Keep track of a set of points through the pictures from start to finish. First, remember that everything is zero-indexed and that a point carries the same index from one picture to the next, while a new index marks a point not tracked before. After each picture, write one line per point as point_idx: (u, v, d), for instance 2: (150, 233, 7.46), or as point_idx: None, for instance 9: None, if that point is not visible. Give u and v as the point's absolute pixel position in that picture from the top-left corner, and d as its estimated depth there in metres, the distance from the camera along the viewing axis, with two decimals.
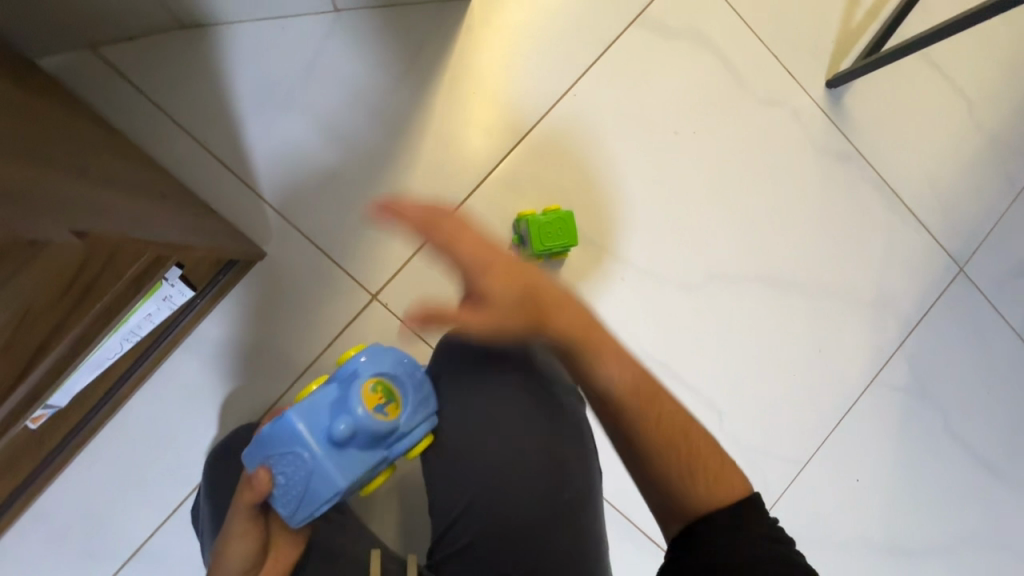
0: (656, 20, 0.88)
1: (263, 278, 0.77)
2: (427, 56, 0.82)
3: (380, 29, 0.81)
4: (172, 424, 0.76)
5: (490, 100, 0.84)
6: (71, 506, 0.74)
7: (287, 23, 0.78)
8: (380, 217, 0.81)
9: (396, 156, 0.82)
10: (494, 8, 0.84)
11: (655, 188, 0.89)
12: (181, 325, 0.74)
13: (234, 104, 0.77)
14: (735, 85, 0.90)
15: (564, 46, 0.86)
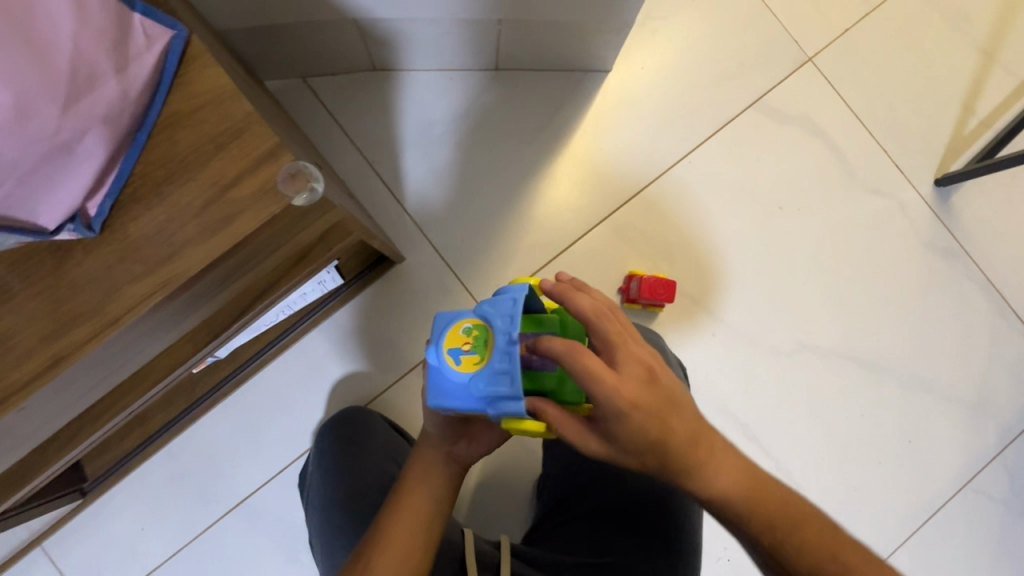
0: (773, 106, 0.96)
1: (396, 280, 0.88)
2: (564, 114, 0.95)
3: (528, 87, 0.95)
4: (298, 394, 0.86)
5: (612, 155, 0.95)
6: (201, 449, 0.84)
7: (455, 73, 0.93)
8: (503, 242, 0.92)
9: (523, 194, 0.93)
10: (629, 80, 0.96)
11: (756, 256, 0.94)
12: (323, 310, 0.85)
13: (400, 134, 0.92)
14: (842, 172, 0.96)
15: (686, 118, 0.96)
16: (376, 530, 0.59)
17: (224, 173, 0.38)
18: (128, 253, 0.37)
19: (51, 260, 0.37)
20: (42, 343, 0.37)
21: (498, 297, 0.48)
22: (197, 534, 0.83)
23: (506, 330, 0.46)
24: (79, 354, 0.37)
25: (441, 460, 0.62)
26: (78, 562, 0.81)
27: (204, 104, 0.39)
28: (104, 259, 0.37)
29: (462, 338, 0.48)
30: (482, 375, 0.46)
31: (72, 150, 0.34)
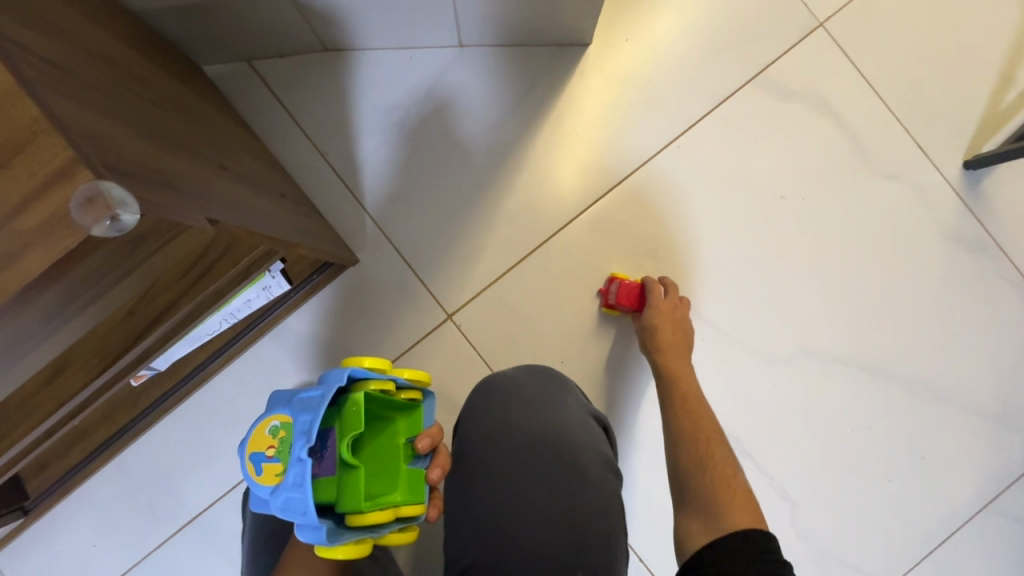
0: (777, 80, 0.85)
1: (352, 282, 0.82)
2: (536, 96, 0.85)
3: (498, 65, 0.85)
4: (252, 405, 0.81)
5: (592, 140, 0.85)
6: (153, 462, 0.80)
7: (416, 53, 0.84)
8: (470, 241, 0.84)
9: (491, 188, 0.84)
10: (611, 55, 0.85)
11: (754, 253, 0.84)
12: (273, 317, 0.79)
13: (355, 122, 0.84)
14: (856, 154, 0.85)
15: (676, 96, 0.85)
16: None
17: (3, 195, 0.27)
18: None
19: None
20: None
21: (311, 393, 0.39)
22: (151, 550, 0.80)
23: (305, 443, 0.37)
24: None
25: None
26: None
27: None
28: None
29: (265, 442, 0.37)
30: (280, 495, 0.37)
31: None
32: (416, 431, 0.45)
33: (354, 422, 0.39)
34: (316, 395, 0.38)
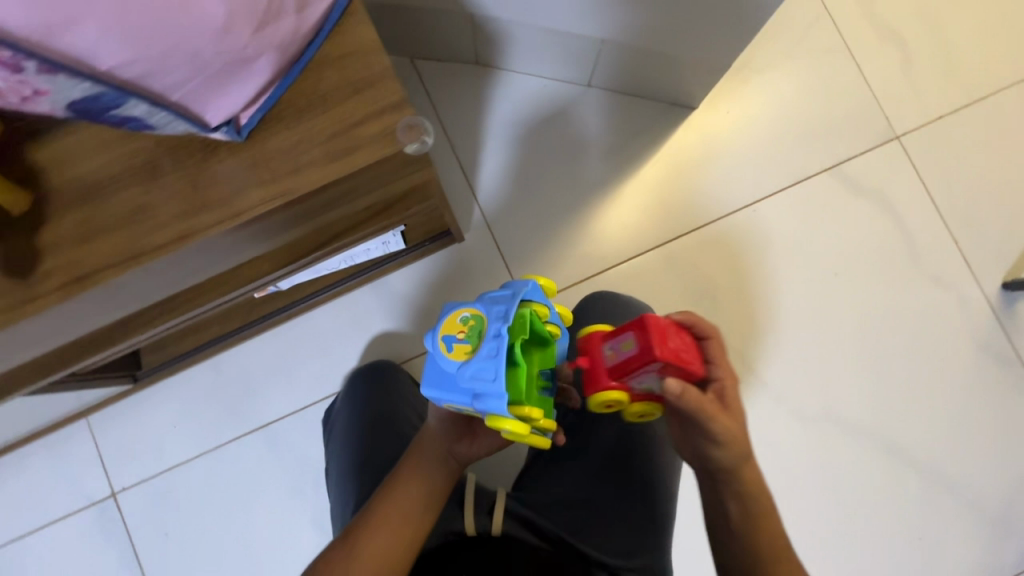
0: (850, 174, 0.97)
1: (451, 257, 0.94)
2: (642, 140, 0.99)
3: (614, 108, 0.99)
4: (341, 340, 0.92)
5: (680, 187, 0.98)
6: (244, 368, 0.91)
7: (549, 82, 0.99)
8: (559, 246, 0.96)
9: (587, 205, 0.97)
10: (711, 121, 0.99)
11: (801, 317, 0.94)
12: (379, 271, 0.90)
13: (485, 126, 0.98)
14: (908, 254, 0.95)
15: (759, 168, 0.98)
16: (356, 525, 0.55)
17: (350, 111, 0.39)
18: (251, 167, 0.39)
19: (188, 161, 0.39)
20: (147, 227, 0.38)
21: (498, 297, 0.53)
22: (223, 443, 0.91)
23: (497, 324, 0.50)
24: (174, 250, 0.38)
25: (434, 464, 0.58)
26: (115, 441, 0.90)
27: (353, 51, 0.40)
28: (226, 168, 0.39)
29: (458, 327, 0.51)
30: (472, 364, 0.49)
31: (244, 68, 0.35)
32: (548, 363, 0.55)
33: (523, 324, 0.51)
34: (498, 298, 0.53)
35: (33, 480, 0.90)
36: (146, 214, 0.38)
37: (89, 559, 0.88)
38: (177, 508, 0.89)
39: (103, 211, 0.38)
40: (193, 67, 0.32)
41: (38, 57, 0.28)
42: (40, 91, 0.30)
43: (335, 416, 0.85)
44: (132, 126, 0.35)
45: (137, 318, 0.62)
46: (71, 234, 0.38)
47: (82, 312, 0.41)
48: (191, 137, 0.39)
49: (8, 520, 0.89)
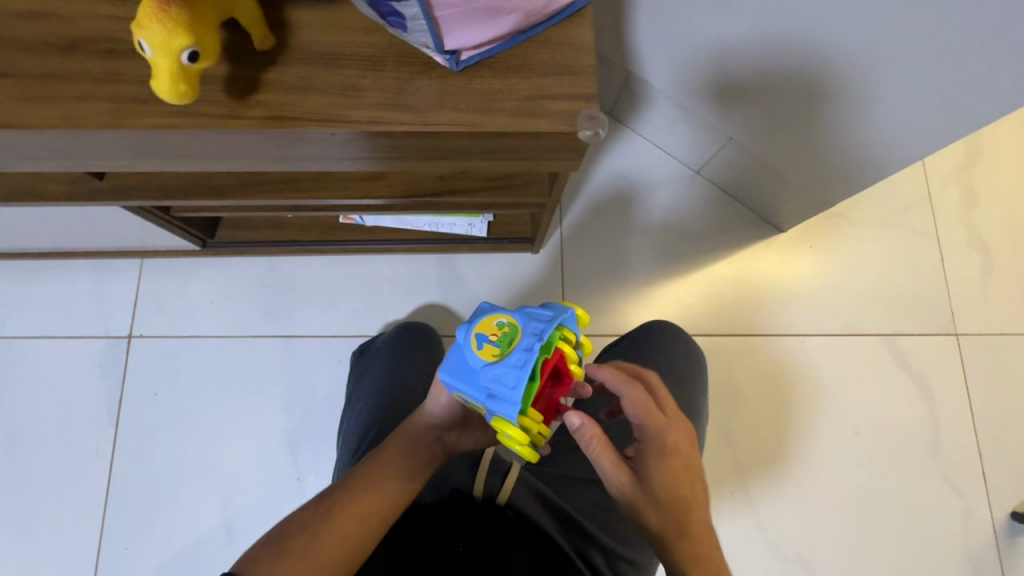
0: (902, 349, 1.00)
1: (518, 262, 0.99)
2: (726, 239, 1.04)
3: (712, 200, 1.06)
4: (390, 292, 0.96)
5: (743, 292, 1.02)
6: (296, 279, 0.95)
7: (665, 155, 1.06)
8: (615, 298, 1.00)
9: (654, 274, 1.02)
10: (794, 247, 1.04)
11: (809, 459, 0.95)
12: (453, 247, 0.95)
13: (595, 168, 1.05)
14: (930, 444, 0.96)
15: (821, 306, 1.02)
16: (331, 493, 0.54)
17: (547, 86, 0.45)
18: (451, 93, 0.45)
19: (407, 67, 0.45)
20: (352, 102, 0.44)
21: (538, 311, 0.49)
22: (244, 335, 0.94)
23: (534, 336, 0.47)
24: (360, 129, 0.44)
25: (428, 446, 0.58)
26: (154, 291, 0.94)
27: (569, 42, 0.46)
28: (431, 85, 0.45)
29: (492, 329, 0.47)
30: (497, 367, 0.46)
31: (493, 16, 0.42)
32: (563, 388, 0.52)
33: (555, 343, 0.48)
34: (541, 312, 0.48)
35: (70, 293, 0.94)
36: (356, 93, 0.44)
37: (79, 386, 0.91)
38: (177, 374, 0.92)
39: (325, 76, 0.44)
40: None
41: None
42: None
43: (373, 351, 0.89)
44: (392, 21, 0.42)
45: (257, 184, 0.68)
46: (290, 82, 0.44)
47: (256, 149, 0.46)
48: (417, 51, 0.45)
49: (31, 316, 0.93)
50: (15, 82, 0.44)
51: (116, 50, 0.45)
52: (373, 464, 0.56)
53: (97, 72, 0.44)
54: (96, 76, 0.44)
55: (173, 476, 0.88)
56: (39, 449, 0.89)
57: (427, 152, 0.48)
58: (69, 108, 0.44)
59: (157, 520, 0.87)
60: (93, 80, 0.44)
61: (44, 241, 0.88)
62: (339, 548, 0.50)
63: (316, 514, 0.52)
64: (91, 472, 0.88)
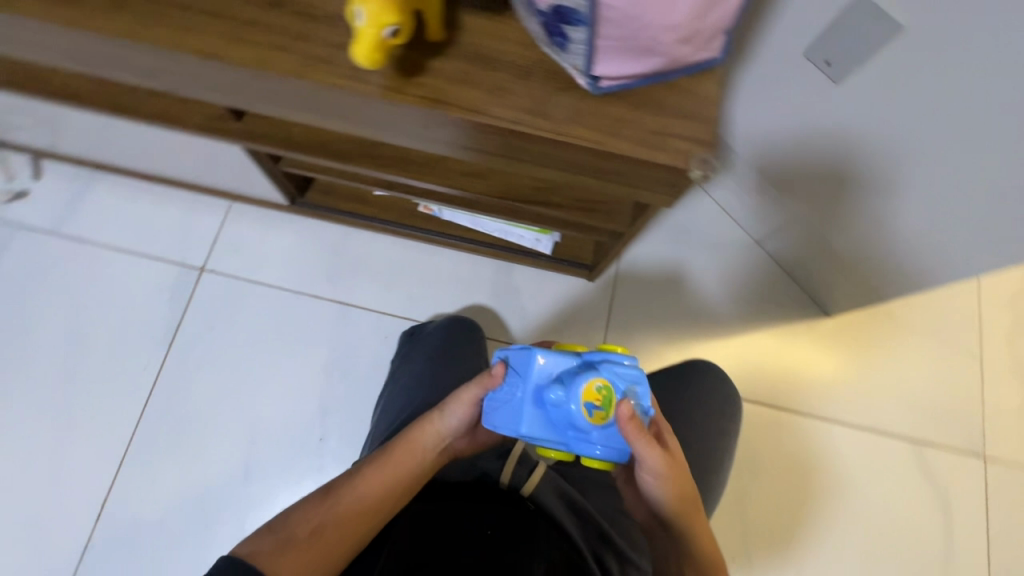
0: (926, 458, 1.00)
1: (571, 286, 1.03)
2: (773, 311, 1.07)
3: (767, 271, 1.09)
4: (447, 285, 1.01)
5: (779, 365, 1.04)
6: (364, 252, 1.01)
7: (729, 219, 1.10)
8: (655, 342, 1.04)
9: (696, 327, 1.05)
10: (837, 334, 1.06)
11: (813, 543, 0.95)
12: (515, 257, 1.00)
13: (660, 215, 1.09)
14: (936, 560, 0.95)
15: (853, 398, 1.03)
16: (334, 488, 0.55)
17: (670, 126, 0.51)
18: (585, 114, 0.51)
19: (552, 83, 0.51)
20: (499, 102, 0.50)
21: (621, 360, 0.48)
22: (305, 293, 0.99)
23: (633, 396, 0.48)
24: (500, 125, 0.50)
25: (434, 449, 0.61)
26: (234, 233, 1.00)
27: (698, 93, 0.52)
28: (570, 102, 0.51)
29: (596, 396, 0.46)
30: (608, 431, 0.48)
31: (643, 56, 0.47)
32: None
33: None
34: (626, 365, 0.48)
35: (159, 216, 1.00)
36: (505, 96, 0.50)
37: (144, 304, 0.96)
38: (235, 313, 0.97)
39: (483, 75, 0.51)
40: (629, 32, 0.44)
41: None
42: None
43: (423, 334, 0.93)
44: (554, 41, 0.47)
45: (370, 157, 0.74)
46: (452, 74, 0.50)
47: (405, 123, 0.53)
48: (564, 71, 0.51)
49: (118, 229, 0.99)
50: (224, 22, 0.51)
51: (310, 15, 0.52)
52: (378, 461, 0.58)
53: (290, 30, 0.51)
54: (289, 33, 0.51)
55: (209, 407, 0.93)
56: (94, 353, 0.94)
57: (549, 160, 0.53)
58: (262, 55, 0.50)
59: (185, 444, 0.91)
60: (286, 36, 0.51)
61: (148, 163, 0.94)
62: (342, 535, 0.52)
63: (321, 503, 0.54)
64: (135, 385, 0.92)
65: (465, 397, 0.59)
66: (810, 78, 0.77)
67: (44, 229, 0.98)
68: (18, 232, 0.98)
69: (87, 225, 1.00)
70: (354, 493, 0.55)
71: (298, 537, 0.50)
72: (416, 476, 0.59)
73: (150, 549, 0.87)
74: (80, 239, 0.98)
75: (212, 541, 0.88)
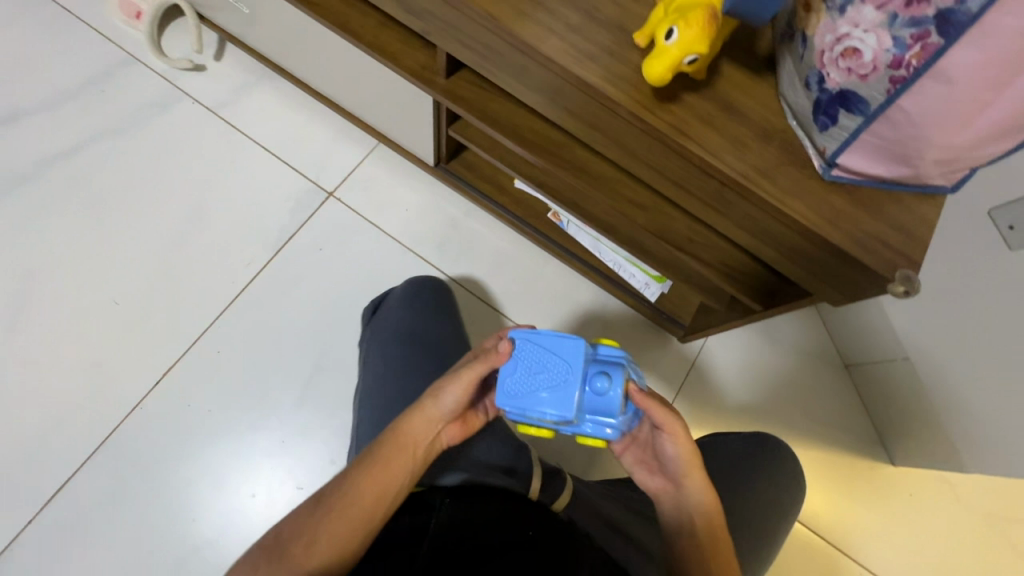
0: None
1: (658, 339, 1.04)
2: (839, 437, 1.05)
3: (846, 396, 1.07)
4: (544, 294, 1.03)
5: (824, 490, 1.03)
6: (480, 235, 1.03)
7: (827, 333, 1.09)
8: (715, 421, 1.04)
9: (760, 423, 1.05)
10: (895, 486, 1.03)
11: None
12: (619, 293, 1.01)
13: None
14: None
15: (887, 551, 1.00)
16: (327, 496, 0.53)
17: (885, 235, 0.51)
18: (810, 195, 0.52)
19: (789, 156, 0.52)
20: (736, 155, 0.52)
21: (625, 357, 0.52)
22: (413, 251, 1.01)
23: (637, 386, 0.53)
24: (729, 177, 0.52)
25: (427, 437, 0.55)
26: (370, 172, 1.03)
27: (921, 214, 0.52)
28: (800, 179, 0.52)
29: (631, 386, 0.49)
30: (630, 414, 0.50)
31: (893, 164, 0.48)
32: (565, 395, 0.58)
33: None
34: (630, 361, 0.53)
35: (310, 132, 1.04)
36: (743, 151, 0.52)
37: (268, 207, 0.99)
38: (345, 245, 0.99)
39: (729, 125, 0.52)
40: (900, 140, 0.45)
41: (904, 70, 0.40)
42: (855, 76, 0.43)
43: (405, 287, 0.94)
44: (816, 120, 0.48)
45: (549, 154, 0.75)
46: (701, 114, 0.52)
47: (636, 141, 0.54)
48: (804, 149, 0.52)
49: (269, 131, 1.03)
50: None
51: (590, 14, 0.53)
52: (371, 458, 0.53)
53: (568, 21, 0.53)
54: (566, 24, 0.53)
55: (289, 322, 0.94)
56: (207, 234, 0.97)
57: (753, 222, 0.55)
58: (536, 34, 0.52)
59: (256, 348, 0.93)
60: (563, 25, 0.53)
61: (323, 83, 0.97)
62: (345, 538, 0.50)
63: (320, 511, 0.51)
64: (233, 278, 0.95)
65: (462, 377, 0.53)
66: (982, 237, 0.77)
67: (207, 105, 1.03)
68: (184, 100, 1.03)
69: (242, 116, 1.04)
70: (353, 496, 0.51)
71: (293, 555, 0.49)
72: (414, 470, 0.54)
73: (193, 432, 0.89)
74: (234, 126, 1.03)
75: (251, 447, 0.89)
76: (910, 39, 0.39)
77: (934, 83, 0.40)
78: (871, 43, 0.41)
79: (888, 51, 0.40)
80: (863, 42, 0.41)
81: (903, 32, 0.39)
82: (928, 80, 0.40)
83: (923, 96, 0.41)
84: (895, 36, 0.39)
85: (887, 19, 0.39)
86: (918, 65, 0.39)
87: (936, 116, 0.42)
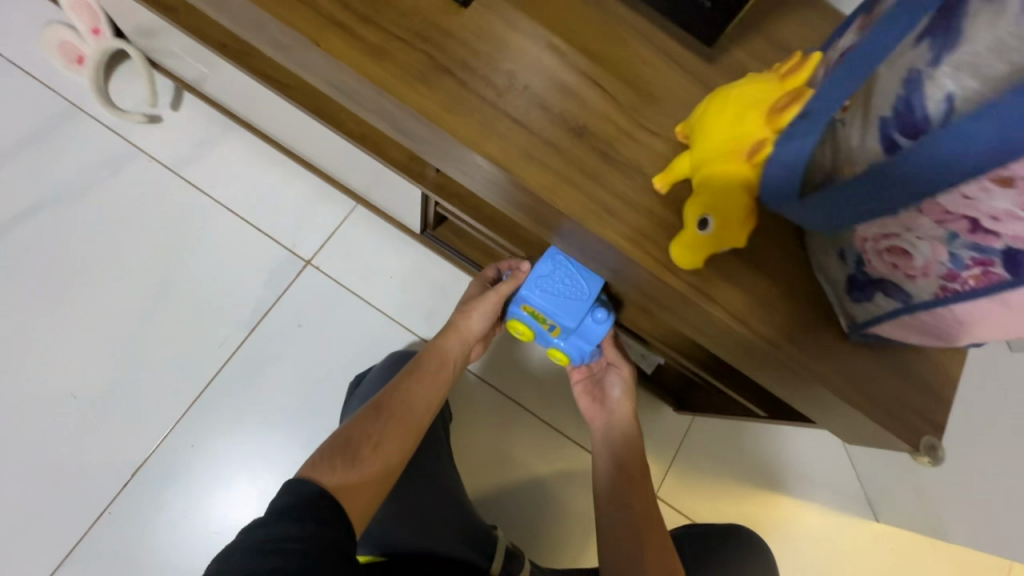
0: None
1: (654, 406, 1.01)
2: (829, 499, 1.03)
3: (837, 457, 1.05)
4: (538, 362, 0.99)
5: (813, 554, 1.01)
6: None
7: None
8: (706, 487, 1.02)
9: (758, 492, 1.02)
10: (884, 545, 1.01)
11: None
12: None
13: None
14: None
15: None
16: (381, 404, 0.62)
17: (910, 397, 0.49)
18: (834, 356, 0.49)
19: (813, 314, 0.49)
20: (760, 316, 0.49)
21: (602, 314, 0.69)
22: (399, 322, 0.95)
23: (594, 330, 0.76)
24: (754, 342, 0.49)
25: (438, 381, 0.68)
26: (350, 236, 0.96)
27: (946, 371, 0.50)
28: (823, 338, 0.49)
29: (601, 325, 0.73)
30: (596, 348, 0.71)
31: (929, 338, 0.45)
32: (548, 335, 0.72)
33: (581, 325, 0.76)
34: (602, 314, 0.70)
35: (283, 191, 0.96)
36: (767, 311, 0.49)
37: (241, 279, 0.92)
38: (327, 319, 0.93)
39: (752, 282, 0.49)
40: (942, 328, 0.42)
41: (958, 283, 0.37)
42: (901, 271, 0.39)
43: (385, 365, 0.85)
44: (849, 289, 0.45)
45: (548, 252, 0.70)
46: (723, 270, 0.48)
47: (657, 293, 0.50)
48: (828, 307, 0.49)
49: (237, 191, 0.94)
50: (524, 131, 0.47)
51: (607, 156, 0.48)
52: (389, 402, 0.63)
53: (581, 165, 0.47)
54: (579, 168, 0.47)
55: (273, 406, 0.89)
56: (175, 313, 0.89)
57: (774, 374, 0.52)
58: (546, 181, 0.47)
59: (233, 438, 0.87)
60: (575, 170, 0.47)
61: (296, 143, 0.88)
62: (380, 472, 0.57)
63: (347, 454, 0.56)
64: (206, 361, 0.89)
65: (490, 300, 0.71)
66: None
67: (166, 163, 0.93)
68: (141, 157, 0.93)
69: (207, 175, 0.94)
70: (378, 440, 0.59)
71: (358, 456, 0.56)
72: (428, 410, 0.65)
73: (168, 533, 0.83)
74: (198, 186, 0.94)
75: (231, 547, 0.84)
76: (971, 259, 0.35)
77: (992, 302, 0.36)
78: (925, 251, 0.37)
79: (942, 263, 0.37)
80: (914, 247, 0.37)
81: (963, 252, 0.35)
82: (986, 298, 0.36)
83: (976, 308, 0.38)
84: (952, 252, 0.36)
85: (947, 235, 0.35)
86: (976, 284, 0.36)
87: (986, 322, 0.39)
